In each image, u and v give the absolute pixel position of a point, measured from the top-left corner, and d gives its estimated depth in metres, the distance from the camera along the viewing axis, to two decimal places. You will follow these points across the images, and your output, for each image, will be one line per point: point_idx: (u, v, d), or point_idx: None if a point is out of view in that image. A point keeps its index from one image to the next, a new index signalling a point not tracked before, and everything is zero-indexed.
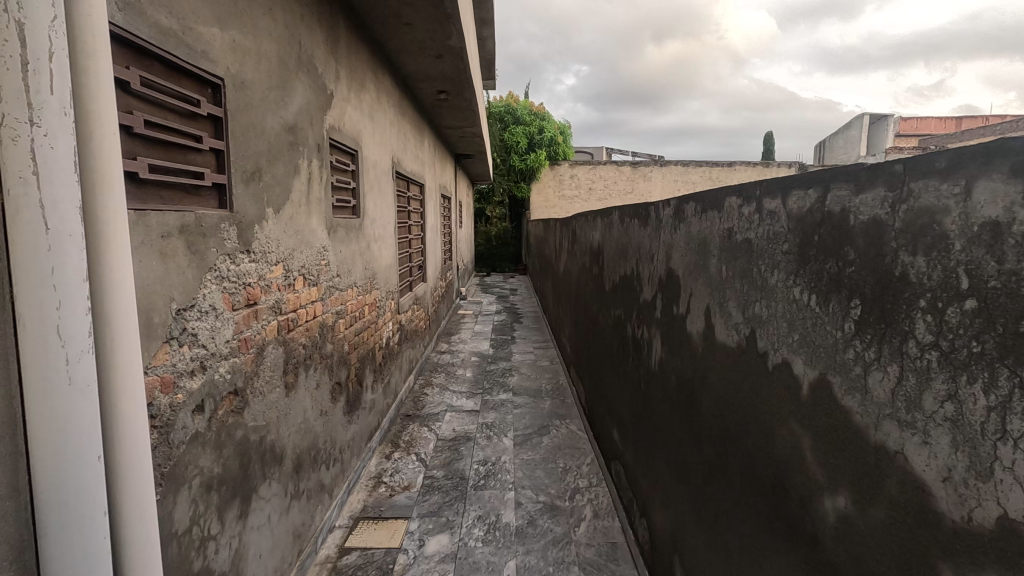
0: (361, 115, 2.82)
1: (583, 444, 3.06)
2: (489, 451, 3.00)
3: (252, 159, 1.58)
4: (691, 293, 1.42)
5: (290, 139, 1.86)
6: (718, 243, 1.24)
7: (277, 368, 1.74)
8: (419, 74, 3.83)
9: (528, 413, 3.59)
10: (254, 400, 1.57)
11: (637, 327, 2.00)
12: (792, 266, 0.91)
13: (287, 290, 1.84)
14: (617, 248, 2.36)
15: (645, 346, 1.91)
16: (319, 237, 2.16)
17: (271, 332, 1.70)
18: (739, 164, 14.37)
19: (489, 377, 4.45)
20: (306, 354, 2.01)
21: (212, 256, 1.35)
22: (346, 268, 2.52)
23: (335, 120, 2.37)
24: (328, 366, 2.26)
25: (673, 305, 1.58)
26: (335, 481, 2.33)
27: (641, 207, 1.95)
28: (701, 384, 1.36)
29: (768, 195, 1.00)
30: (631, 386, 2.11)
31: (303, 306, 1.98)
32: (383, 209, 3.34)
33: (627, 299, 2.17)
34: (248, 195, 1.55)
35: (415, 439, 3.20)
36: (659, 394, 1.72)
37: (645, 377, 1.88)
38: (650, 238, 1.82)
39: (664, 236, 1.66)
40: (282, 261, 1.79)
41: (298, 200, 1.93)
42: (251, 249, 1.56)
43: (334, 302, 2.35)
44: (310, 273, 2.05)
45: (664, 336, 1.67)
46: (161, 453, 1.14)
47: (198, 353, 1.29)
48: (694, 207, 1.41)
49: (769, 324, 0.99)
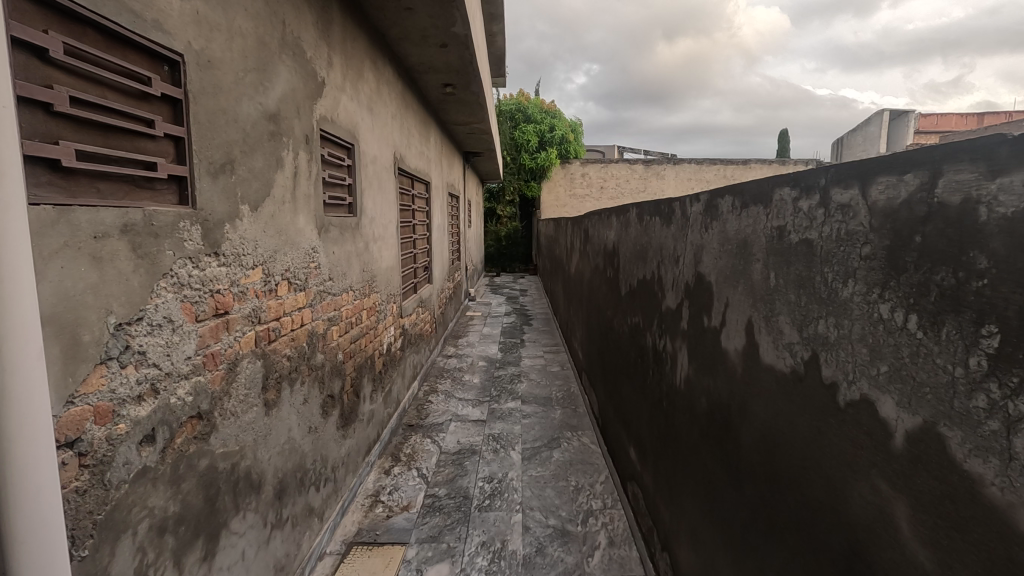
0: (358, 106, 2.62)
1: (596, 460, 2.85)
2: (495, 466, 2.80)
3: (222, 149, 1.39)
4: (727, 303, 1.21)
5: (271, 128, 1.67)
6: (764, 246, 1.03)
7: (254, 385, 1.55)
8: (422, 65, 3.64)
9: (538, 423, 3.39)
10: (223, 423, 1.38)
11: (658, 338, 1.79)
12: (876, 275, 0.70)
13: (267, 297, 1.66)
14: (635, 250, 2.15)
15: (667, 360, 1.69)
16: (308, 237, 1.97)
17: (246, 344, 1.51)
18: (754, 162, 14.05)
19: (497, 384, 4.25)
20: (291, 366, 1.82)
21: (168, 260, 1.16)
22: (340, 271, 2.33)
23: (327, 110, 2.19)
24: (319, 378, 2.08)
25: (703, 315, 1.37)
26: (326, 502, 2.15)
27: (663, 203, 1.74)
28: (739, 412, 1.15)
29: (838, 184, 0.79)
30: (651, 403, 1.90)
31: (287, 314, 1.79)
32: (384, 207, 3.16)
33: (647, 306, 1.96)
34: (217, 190, 1.36)
35: (417, 451, 3.01)
36: (685, 417, 1.51)
37: (669, 397, 1.67)
38: (675, 239, 1.61)
39: (692, 237, 1.46)
40: (260, 264, 1.60)
41: (282, 195, 1.74)
42: (220, 252, 1.38)
43: (326, 307, 2.16)
44: (296, 276, 1.86)
45: (691, 351, 1.46)
46: (93, 497, 0.95)
47: (149, 375, 1.10)
48: (731, 202, 1.20)
49: (839, 347, 0.78)
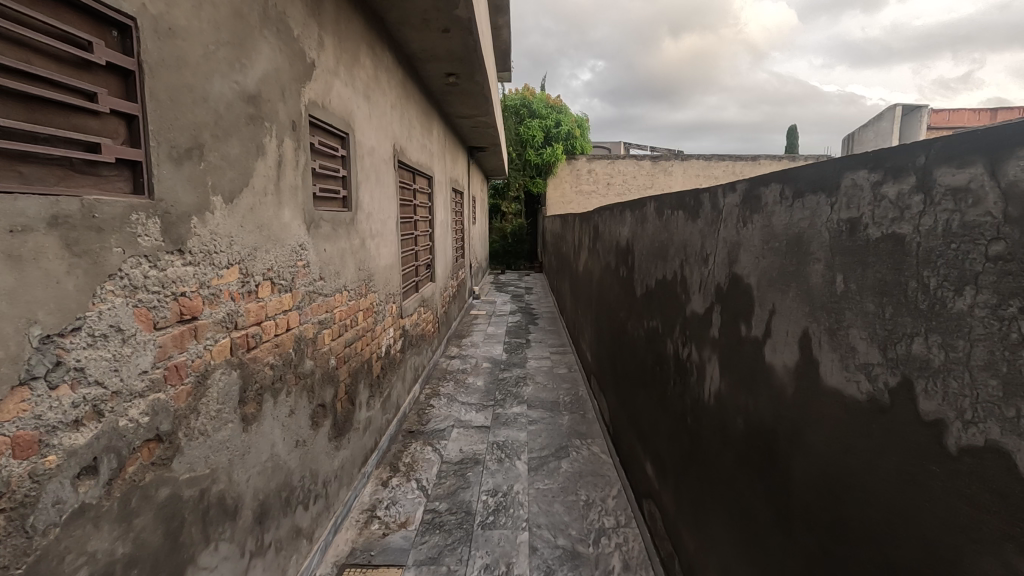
0: (354, 93, 2.45)
1: (607, 472, 2.67)
2: (499, 478, 2.63)
3: (190, 132, 1.22)
4: (773, 310, 1.03)
5: (250, 111, 1.50)
6: (827, 244, 0.85)
7: (229, 399, 1.38)
8: (424, 53, 3.46)
9: (546, 430, 3.21)
10: (190, 445, 1.21)
11: (682, 346, 1.61)
12: (1015, 282, 0.53)
13: (245, 299, 1.48)
14: (652, 247, 1.97)
15: (692, 370, 1.52)
16: (295, 233, 1.80)
17: (219, 352, 1.34)
18: (764, 158, 13.76)
19: (501, 388, 4.06)
20: (274, 376, 1.65)
21: (117, 259, 0.99)
22: (332, 269, 2.16)
23: (318, 95, 2.01)
24: (307, 387, 1.90)
25: (739, 323, 1.19)
26: (316, 521, 1.98)
27: (688, 195, 1.56)
28: (788, 441, 0.97)
29: (948, 165, 0.61)
30: (672, 417, 1.72)
31: (269, 318, 1.62)
32: (382, 202, 2.98)
33: (667, 309, 1.78)
34: (182, 178, 1.18)
35: (417, 461, 2.84)
36: (716, 438, 1.33)
37: (695, 413, 1.49)
38: (703, 235, 1.42)
39: (725, 234, 1.27)
40: (238, 262, 1.43)
41: (263, 186, 1.57)
42: (186, 250, 1.20)
43: (316, 310, 1.99)
44: (280, 276, 1.69)
45: (723, 363, 1.28)
46: (10, 548, 0.79)
47: (91, 395, 0.93)
48: (777, 192, 1.02)
49: (947, 376, 0.60)
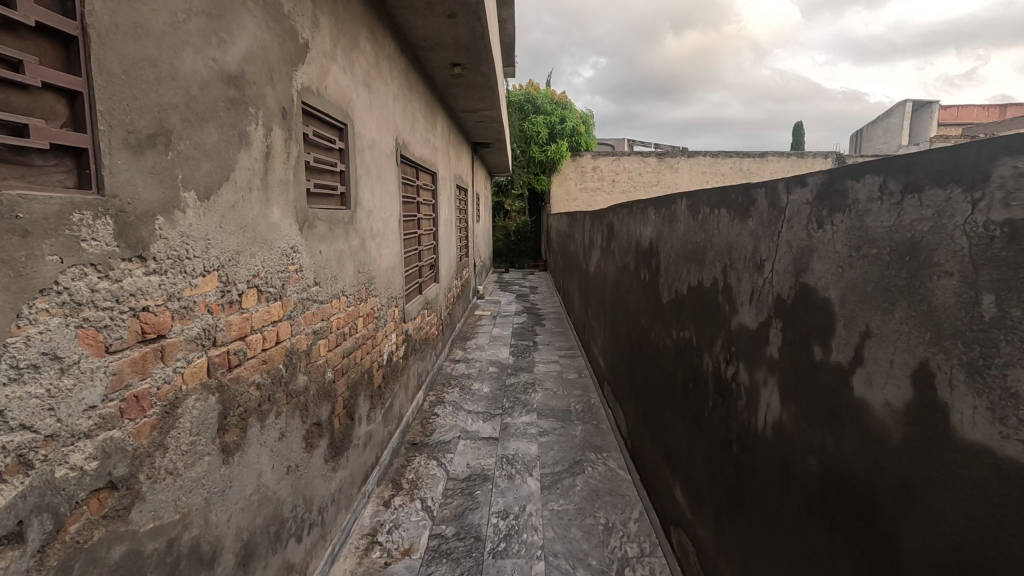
0: (353, 80, 2.24)
1: (625, 490, 2.47)
2: (510, 498, 2.43)
3: (155, 115, 1.02)
4: (868, 333, 0.83)
5: (232, 93, 1.30)
6: (964, 255, 0.65)
7: (206, 429, 1.18)
8: (428, 40, 3.25)
9: (558, 443, 3.02)
10: (155, 488, 1.02)
11: (726, 364, 1.41)
12: None
13: (225, 311, 1.29)
14: (684, 250, 1.76)
15: (741, 394, 1.32)
16: (285, 234, 1.60)
17: (193, 375, 1.15)
18: (772, 154, 13.53)
19: (509, 394, 3.86)
20: (261, 397, 1.45)
21: (51, 271, 0.80)
22: (328, 273, 1.96)
23: (313, 81, 1.81)
24: (299, 406, 1.71)
25: (811, 344, 0.99)
26: (310, 553, 1.79)
27: (735, 191, 1.36)
28: (890, 502, 0.78)
29: None
30: (711, 443, 1.53)
31: (254, 331, 1.42)
32: (384, 199, 2.78)
33: (705, 320, 1.58)
34: (143, 171, 0.99)
35: (421, 477, 2.64)
36: (774, 477, 1.14)
37: (743, 442, 1.30)
38: (758, 237, 1.22)
39: (790, 237, 1.07)
40: (216, 268, 1.23)
41: (247, 181, 1.37)
42: (150, 256, 1.01)
43: (309, 319, 1.79)
44: (268, 284, 1.49)
45: (787, 390, 1.08)
46: None
47: (14, 444, 0.75)
48: (873, 187, 0.82)
49: None
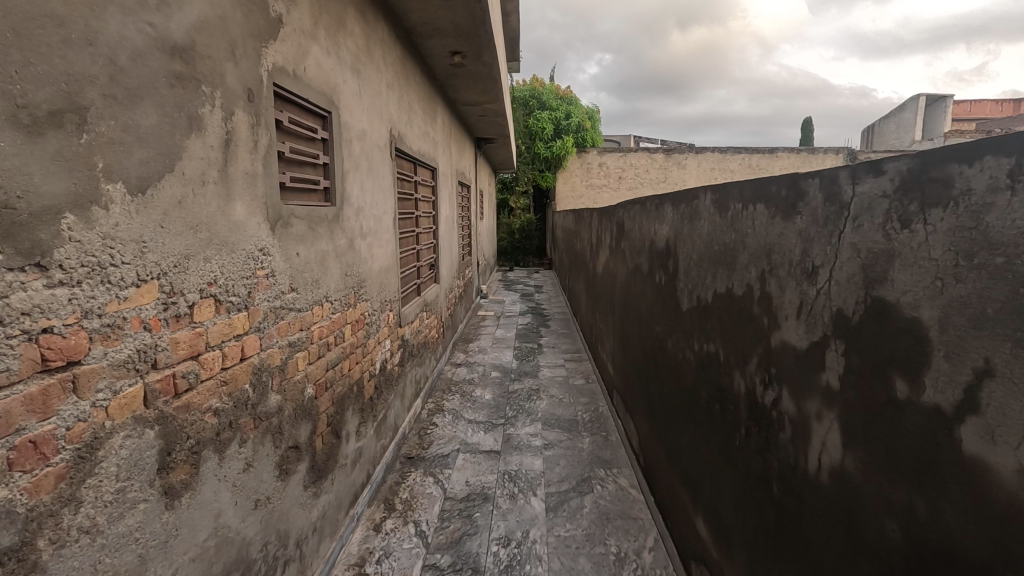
0: (338, 63, 2.03)
1: (638, 513, 2.26)
2: (513, 522, 2.23)
3: (64, 89, 0.82)
4: (987, 372, 0.61)
5: (180, 68, 1.09)
6: None
7: (142, 471, 0.98)
8: (425, 25, 3.03)
9: (564, 457, 2.81)
10: (63, 555, 0.82)
11: (764, 388, 1.20)
12: None
13: (170, 327, 1.08)
14: (710, 252, 1.54)
15: (785, 426, 1.10)
16: (252, 235, 1.39)
17: (123, 407, 0.95)
18: (782, 150, 13.24)
19: (512, 402, 3.65)
20: (219, 425, 1.24)
21: None
22: (308, 278, 1.75)
23: (288, 61, 1.60)
24: (271, 429, 1.50)
25: (890, 375, 0.78)
26: None
27: (779, 183, 1.14)
28: None
29: None
30: (743, 477, 1.31)
31: (210, 348, 1.22)
32: (376, 195, 2.57)
33: (736, 334, 1.36)
34: (41, 155, 0.79)
35: (416, 496, 2.44)
36: (832, 534, 0.93)
37: (788, 484, 1.09)
38: (809, 238, 1.01)
39: (859, 239, 0.85)
40: (157, 276, 1.03)
41: (201, 173, 1.16)
42: (54, 266, 0.81)
43: (283, 330, 1.58)
44: (229, 292, 1.28)
45: (854, 431, 0.86)
46: None
47: None
48: (1003, 175, 0.60)
49: None
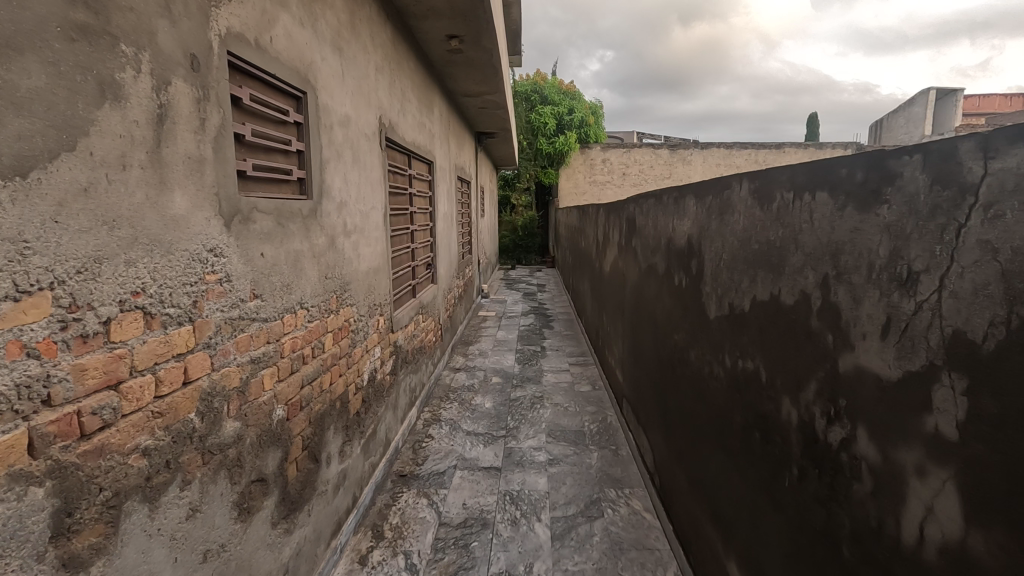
0: (315, 37, 1.79)
1: (654, 544, 2.02)
2: (514, 552, 1.99)
3: None
4: None
5: (87, 19, 0.85)
6: None
7: (23, 541, 0.75)
8: (418, 4, 2.78)
9: (571, 474, 2.57)
10: None
11: (828, 424, 0.95)
12: None
13: (74, 352, 0.84)
14: (749, 249, 1.29)
15: (864, 475, 0.85)
16: (198, 231, 1.15)
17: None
18: (790, 146, 12.96)
19: (513, 411, 3.40)
20: (151, 466, 1.01)
21: None
22: (276, 282, 1.51)
23: (249, 26, 1.36)
24: (227, 462, 1.26)
25: None
26: None
27: (852, 164, 0.89)
28: None
29: None
30: (796, 528, 1.07)
31: (137, 372, 0.98)
32: (363, 188, 2.33)
33: (786, 351, 1.11)
34: None
35: (407, 521, 2.20)
36: None
37: (867, 550, 0.85)
38: (903, 233, 0.76)
39: (997, 236, 0.61)
40: (49, 288, 0.79)
41: (121, 154, 0.93)
42: None
43: (242, 344, 1.34)
44: (164, 302, 1.04)
45: (991, 504, 0.62)
46: None
47: None
48: None
49: None
